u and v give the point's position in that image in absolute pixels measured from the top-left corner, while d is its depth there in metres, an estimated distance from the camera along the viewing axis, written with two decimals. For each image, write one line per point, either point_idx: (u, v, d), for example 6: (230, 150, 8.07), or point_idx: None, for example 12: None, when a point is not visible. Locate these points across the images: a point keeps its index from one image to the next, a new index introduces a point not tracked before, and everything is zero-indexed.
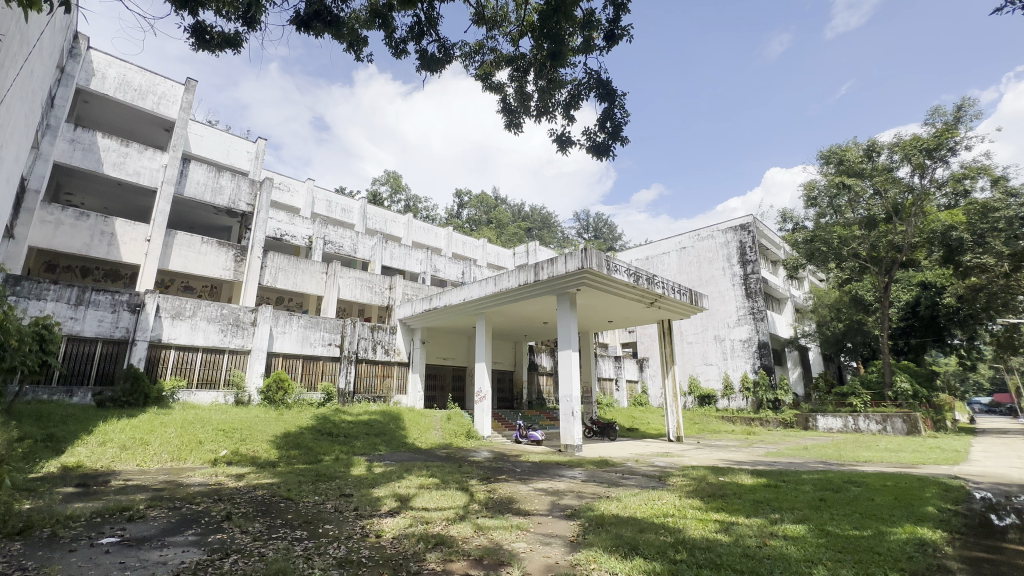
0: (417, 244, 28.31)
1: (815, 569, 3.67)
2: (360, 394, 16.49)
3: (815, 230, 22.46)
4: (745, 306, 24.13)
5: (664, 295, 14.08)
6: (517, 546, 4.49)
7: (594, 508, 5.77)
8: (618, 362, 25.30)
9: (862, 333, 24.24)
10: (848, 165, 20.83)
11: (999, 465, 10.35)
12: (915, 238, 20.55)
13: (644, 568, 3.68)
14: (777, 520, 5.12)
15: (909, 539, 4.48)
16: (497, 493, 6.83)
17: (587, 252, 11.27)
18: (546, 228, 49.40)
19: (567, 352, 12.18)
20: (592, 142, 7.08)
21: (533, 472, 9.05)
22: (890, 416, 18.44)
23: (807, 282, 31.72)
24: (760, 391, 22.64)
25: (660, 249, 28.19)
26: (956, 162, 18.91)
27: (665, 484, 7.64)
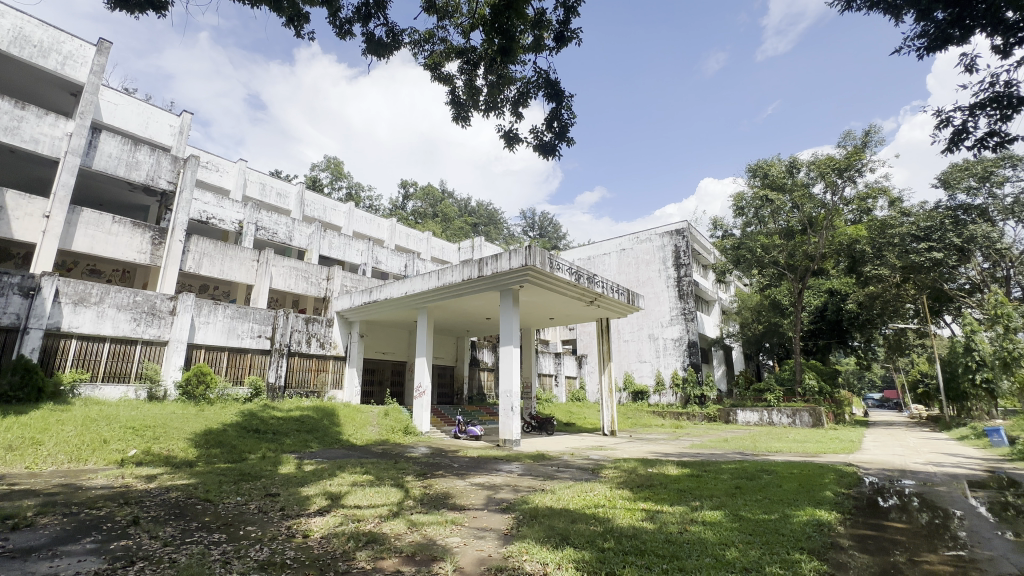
0: (358, 235, 27.33)
1: (728, 550, 3.96)
2: (291, 390, 15.69)
3: (742, 238, 24.14)
4: (677, 307, 25.47)
5: (603, 294, 14.55)
6: (451, 541, 4.48)
7: (529, 501, 5.88)
8: (558, 358, 25.93)
9: (778, 335, 26.44)
10: (772, 179, 22.51)
11: (884, 453, 11.71)
12: (825, 249, 22.62)
13: (573, 558, 3.80)
14: (698, 507, 5.47)
15: (809, 520, 4.96)
16: (433, 489, 6.77)
17: (530, 249, 11.41)
18: (493, 224, 49.49)
19: (508, 348, 12.27)
20: (538, 141, 7.17)
21: (471, 467, 9.06)
22: (798, 410, 20.24)
23: (733, 286, 34.03)
24: (688, 387, 24.05)
25: (601, 249, 29.09)
26: (861, 182, 21.00)
27: (597, 476, 7.92)
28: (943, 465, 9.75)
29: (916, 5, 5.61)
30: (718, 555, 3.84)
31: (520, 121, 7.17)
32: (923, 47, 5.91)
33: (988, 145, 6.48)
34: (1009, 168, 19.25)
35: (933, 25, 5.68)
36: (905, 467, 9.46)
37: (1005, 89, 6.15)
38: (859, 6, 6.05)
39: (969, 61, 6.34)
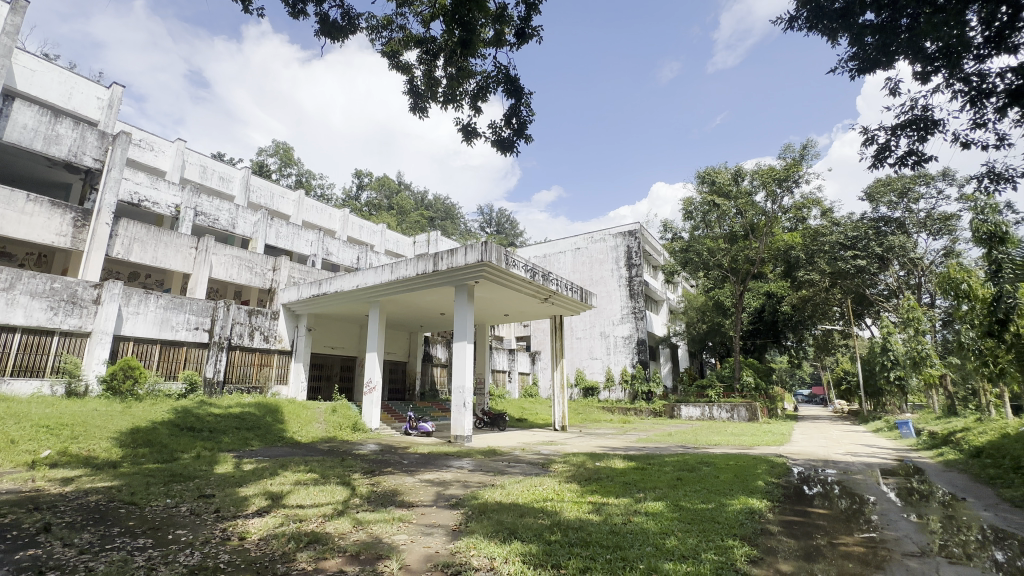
0: (308, 225, 26.24)
1: (668, 539, 4.14)
2: (231, 385, 14.88)
3: (690, 241, 25.19)
4: (628, 306, 26.27)
5: (558, 292, 14.74)
6: (398, 538, 4.41)
7: (478, 497, 5.88)
8: (512, 355, 26.08)
9: (720, 334, 27.86)
10: (719, 186, 23.66)
11: (809, 445, 12.64)
12: (765, 254, 24.06)
13: (520, 551, 3.84)
14: (641, 499, 5.67)
15: (742, 509, 5.26)
16: (381, 487, 6.63)
17: (487, 245, 11.37)
18: (450, 219, 49.01)
19: (462, 344, 12.19)
20: (497, 136, 7.15)
21: (421, 464, 8.94)
22: (737, 406, 21.43)
23: (680, 287, 35.47)
24: (636, 383, 24.87)
25: (556, 248, 29.46)
26: (798, 192, 22.45)
27: (547, 471, 8.04)
28: (860, 455, 10.65)
29: (848, 29, 6.07)
30: (659, 544, 4.00)
31: (479, 116, 7.12)
32: (854, 68, 6.37)
33: (907, 164, 7.10)
34: (924, 185, 21.17)
35: (863, 49, 6.13)
36: (828, 457, 10.23)
37: (922, 113, 6.74)
38: (799, 27, 6.48)
39: (893, 85, 6.90)
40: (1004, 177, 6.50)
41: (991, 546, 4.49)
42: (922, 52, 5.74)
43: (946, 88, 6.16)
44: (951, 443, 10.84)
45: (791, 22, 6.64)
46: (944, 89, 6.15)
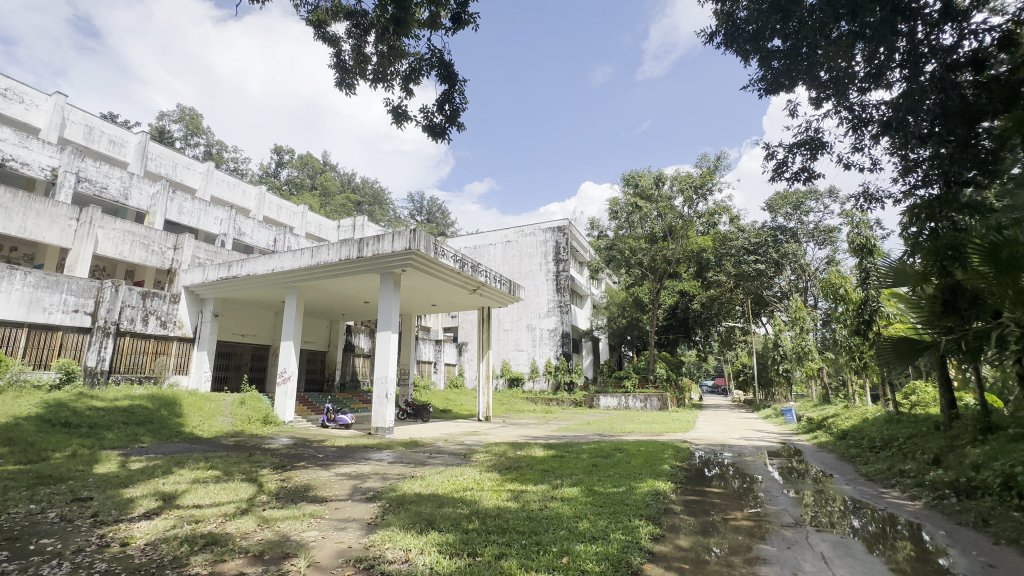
0: (217, 201, 23.99)
1: (580, 522, 4.33)
2: (118, 375, 13.26)
3: (614, 239, 26.39)
4: (554, 299, 26.99)
5: (486, 284, 14.76)
6: (308, 534, 4.21)
7: (397, 489, 5.77)
8: (438, 346, 25.81)
9: (637, 329, 29.62)
10: (642, 189, 24.97)
11: (710, 431, 13.85)
12: (680, 255, 25.83)
13: (436, 541, 3.83)
14: (558, 485, 5.88)
15: (650, 491, 5.65)
16: (293, 482, 6.29)
17: (415, 233, 11.10)
18: (378, 203, 47.29)
19: (385, 333, 11.84)
20: (428, 122, 6.97)
21: (338, 457, 8.61)
22: (650, 396, 22.93)
23: (603, 283, 37.07)
24: (559, 374, 25.73)
25: (487, 240, 29.47)
26: (710, 199, 24.27)
27: (469, 461, 8.07)
28: (752, 439, 11.83)
29: (757, 51, 6.61)
30: (572, 527, 4.18)
31: (410, 99, 6.89)
32: (762, 89, 6.96)
33: (800, 179, 7.92)
34: (814, 200, 23.83)
35: (770, 73, 6.72)
36: (725, 442, 11.27)
37: (814, 134, 7.53)
38: (718, 45, 6.98)
39: (792, 106, 7.62)
40: (874, 197, 7.46)
41: (850, 515, 5.20)
42: (816, 79, 6.39)
43: (834, 113, 6.92)
44: (824, 427, 12.39)
45: (710, 37, 7.13)
46: (833, 115, 6.89)
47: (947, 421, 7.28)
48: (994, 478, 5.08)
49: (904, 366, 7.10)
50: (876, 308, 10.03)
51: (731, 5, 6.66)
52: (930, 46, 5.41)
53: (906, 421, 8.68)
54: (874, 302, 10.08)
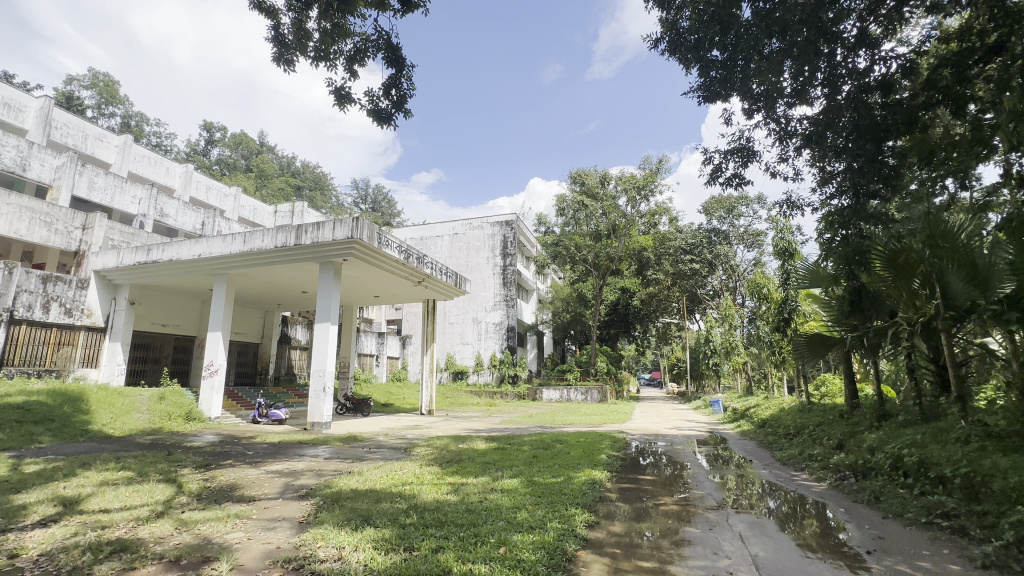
0: (135, 178, 21.92)
1: (518, 512, 4.40)
2: (13, 368, 11.74)
3: (560, 236, 26.87)
4: (501, 293, 27.08)
5: (432, 276, 14.54)
6: (232, 537, 3.96)
7: (332, 485, 5.57)
8: (381, 338, 25.15)
9: (581, 324, 30.41)
10: (588, 187, 25.62)
11: (645, 422, 14.52)
12: (623, 253, 26.74)
13: (372, 538, 3.73)
14: (499, 477, 5.92)
15: (587, 480, 5.82)
16: (217, 481, 5.90)
17: (358, 221, 10.71)
18: (319, 189, 45.22)
19: (324, 325, 11.36)
20: (373, 106, 6.72)
21: (269, 454, 8.19)
22: (590, 388, 23.66)
23: (549, 278, 37.69)
24: (503, 367, 25.93)
25: (434, 231, 29.02)
26: (652, 201, 25.27)
27: (409, 455, 7.94)
28: (683, 429, 12.52)
29: (698, 60, 6.90)
30: (511, 518, 4.23)
31: (354, 80, 6.60)
32: (701, 97, 7.29)
33: (732, 184, 8.41)
34: (745, 206, 25.45)
35: (708, 82, 7.03)
36: (658, 432, 11.84)
37: (746, 143, 8.01)
38: (662, 51, 7.24)
39: (727, 115, 8.05)
40: (795, 205, 8.06)
41: (767, 497, 5.63)
42: (749, 91, 6.79)
43: (763, 125, 7.39)
44: (746, 416, 13.39)
45: (655, 43, 7.37)
46: (763, 126, 7.35)
47: (850, 409, 8.05)
48: (886, 460, 5.65)
49: (816, 359, 7.74)
50: (794, 306, 10.90)
51: (675, 14, 6.92)
52: (847, 68, 5.89)
53: (816, 410, 9.54)
54: (793, 302, 10.94)
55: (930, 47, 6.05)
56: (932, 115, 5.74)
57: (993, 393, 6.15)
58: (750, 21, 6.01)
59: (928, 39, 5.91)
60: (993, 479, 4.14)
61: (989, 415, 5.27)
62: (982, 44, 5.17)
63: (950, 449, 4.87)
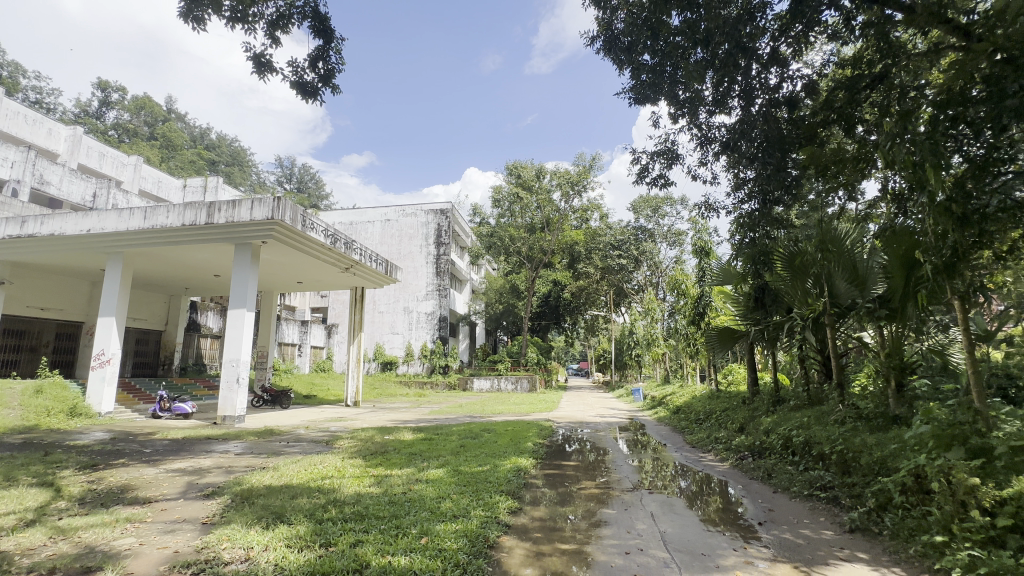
0: (5, 138, 18.87)
1: (443, 502, 4.37)
2: None
3: (495, 227, 27.00)
4: (433, 283, 26.68)
5: (360, 262, 13.97)
6: (122, 543, 3.58)
7: (243, 483, 5.20)
8: (304, 327, 23.84)
9: (513, 315, 30.79)
10: (524, 180, 25.88)
11: (571, 410, 15.03)
12: (556, 246, 27.33)
13: (286, 535, 3.55)
14: (425, 467, 5.86)
15: (512, 468, 5.91)
16: (106, 483, 5.31)
17: (280, 201, 10.03)
18: (238, 164, 41.75)
19: (238, 311, 10.54)
20: (297, 78, 6.27)
21: (171, 451, 7.48)
22: (520, 378, 24.10)
23: (483, 269, 37.73)
24: (434, 358, 25.63)
25: (364, 217, 27.88)
26: (584, 197, 26.01)
27: (331, 448, 7.64)
28: (606, 416, 13.13)
29: (630, 62, 7.14)
30: (434, 508, 4.19)
31: (276, 47, 6.12)
32: (632, 98, 7.57)
33: (658, 185, 8.85)
34: (669, 206, 26.93)
35: (639, 84, 7.31)
36: (583, 420, 12.29)
37: (671, 146, 8.45)
38: (598, 50, 7.45)
39: (655, 118, 8.44)
40: (713, 207, 8.64)
41: (678, 478, 6.08)
42: (675, 97, 7.10)
43: (687, 129, 7.80)
44: (663, 403, 14.29)
45: (591, 41, 7.56)
46: (686, 131, 7.79)
47: (751, 396, 8.86)
48: (777, 440, 6.29)
49: (724, 350, 8.46)
50: (708, 302, 11.74)
51: (610, 15, 7.14)
52: (760, 84, 6.38)
53: (723, 397, 10.40)
54: (707, 297, 11.76)
55: (829, 70, 6.69)
56: (828, 133, 6.35)
57: (864, 380, 7.06)
58: (678, 28, 6.31)
59: (829, 62, 6.53)
60: (860, 455, 4.66)
61: (861, 400, 6.03)
62: (870, 71, 5.78)
63: (829, 428, 5.51)
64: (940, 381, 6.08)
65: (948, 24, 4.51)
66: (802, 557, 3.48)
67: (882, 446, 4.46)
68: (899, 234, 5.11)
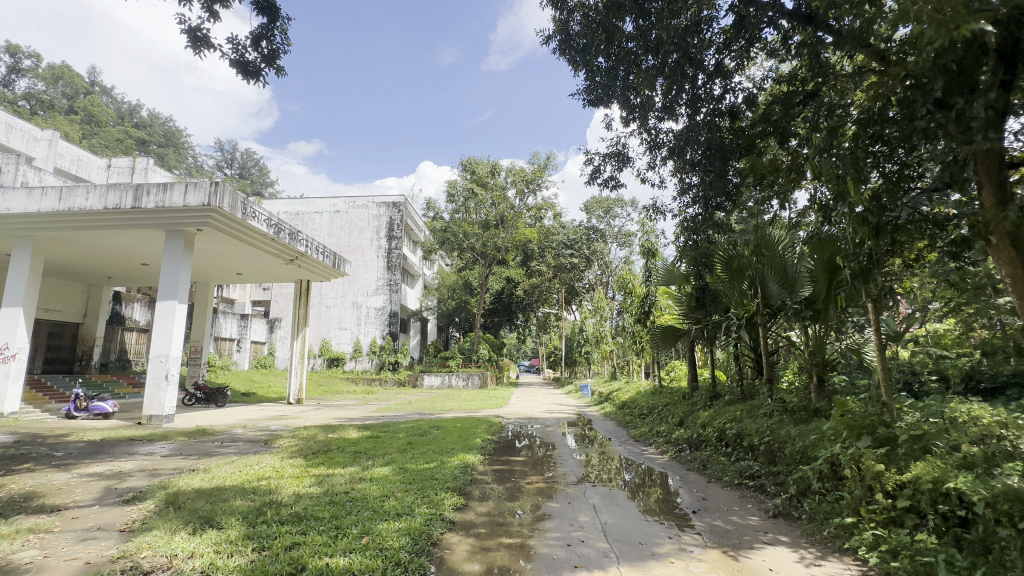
0: None
1: (387, 501, 4.28)
2: None
3: (449, 222, 26.72)
4: (384, 277, 26.03)
5: (306, 254, 13.39)
6: (22, 556, 3.25)
7: (169, 486, 4.86)
8: (243, 321, 22.58)
9: (465, 311, 30.67)
10: (478, 176, 25.78)
11: (520, 406, 15.19)
12: (510, 244, 27.41)
13: (215, 541, 3.34)
14: (369, 466, 5.70)
15: (459, 464, 5.87)
16: (6, 491, 4.78)
17: (219, 186, 9.41)
18: (172, 146, 38.92)
19: (168, 303, 9.82)
20: (238, 57, 5.90)
21: (86, 454, 6.86)
22: (472, 375, 24.07)
23: (436, 265, 37.30)
24: (384, 354, 25.05)
25: (312, 207, 26.74)
26: (538, 195, 26.25)
27: (270, 448, 7.29)
28: (554, 412, 13.39)
29: (585, 64, 7.25)
30: (378, 507, 4.08)
31: (214, 21, 5.72)
32: (586, 99, 7.68)
33: (608, 186, 9.07)
34: (620, 208, 27.67)
35: (593, 86, 7.42)
36: (532, 415, 12.45)
37: (622, 148, 8.68)
38: (554, 49, 7.52)
39: (608, 120, 8.61)
40: (660, 210, 8.98)
41: (622, 470, 6.29)
42: (627, 101, 7.26)
43: (637, 133, 8.04)
44: (610, 399, 14.73)
45: (547, 40, 7.61)
46: (637, 134, 8.01)
47: (691, 391, 9.29)
48: (712, 433, 6.63)
49: (667, 347, 8.82)
50: (654, 301, 12.18)
51: (566, 16, 7.23)
52: (705, 93, 6.67)
53: (665, 392, 10.84)
54: (653, 297, 12.22)
55: (767, 86, 7.09)
56: (764, 144, 6.74)
57: (791, 376, 7.60)
58: (631, 34, 6.48)
59: (767, 78, 6.93)
60: (785, 445, 5.00)
61: (787, 394, 6.47)
62: (802, 88, 6.17)
63: (758, 421, 5.88)
64: (857, 377, 6.63)
65: (869, 49, 4.89)
66: (731, 542, 3.70)
67: (804, 436, 4.82)
68: (823, 242, 5.53)
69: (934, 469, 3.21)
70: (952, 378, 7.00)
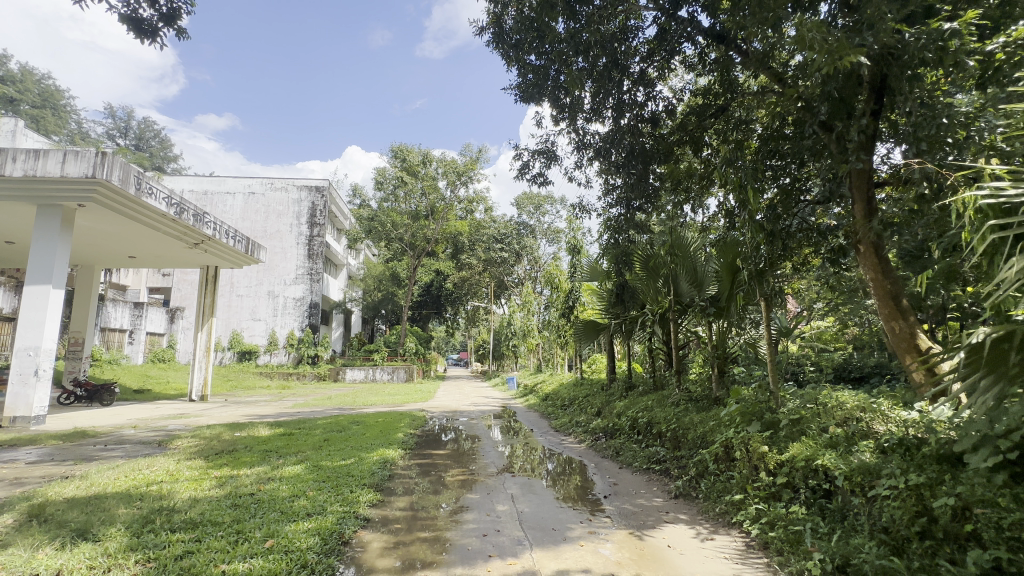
0: None
1: (296, 501, 4.06)
2: None
3: (377, 211, 25.75)
4: (304, 266, 24.54)
5: (213, 238, 12.25)
6: None
7: (34, 496, 4.26)
8: (137, 311, 20.27)
9: (392, 303, 29.82)
10: (409, 164, 25.05)
11: (446, 400, 15.06)
12: (440, 236, 26.89)
13: (91, 555, 2.98)
14: (280, 465, 5.36)
15: (378, 460, 5.69)
16: None
17: (107, 156, 8.30)
18: (50, 107, 33.80)
19: (38, 288, 8.51)
20: (129, 13, 5.25)
21: None
22: (397, 368, 23.40)
23: (362, 254, 35.85)
24: (302, 347, 23.66)
25: (223, 186, 24.55)
26: (470, 188, 26.09)
27: (164, 449, 6.63)
28: (479, 405, 13.46)
29: (517, 60, 7.29)
30: (285, 508, 3.86)
31: None
32: (518, 95, 7.70)
33: (537, 182, 9.21)
34: (550, 205, 28.29)
35: (525, 81, 7.45)
36: (457, 409, 12.42)
37: (550, 146, 8.85)
38: (487, 40, 7.44)
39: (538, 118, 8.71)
40: (585, 209, 9.27)
41: (544, 460, 6.49)
42: (557, 100, 7.39)
43: (566, 133, 8.22)
44: (535, 391, 15.09)
45: (480, 31, 7.54)
46: (565, 134, 8.19)
47: (609, 383, 9.75)
48: (626, 422, 7.03)
49: (588, 341, 9.19)
50: (578, 296, 12.59)
51: (500, 9, 7.19)
52: (629, 99, 6.96)
53: (587, 383, 11.29)
54: (577, 292, 12.65)
55: (686, 97, 7.54)
56: (681, 152, 7.16)
57: (697, 368, 8.23)
58: (562, 36, 6.55)
59: (685, 89, 7.36)
60: (688, 431, 5.41)
61: (694, 385, 7.00)
62: (715, 102, 6.63)
63: (667, 410, 6.32)
64: (753, 368, 7.32)
65: (770, 71, 5.37)
66: (637, 522, 3.95)
67: (704, 422, 5.25)
68: (726, 246, 6.05)
69: (807, 448, 3.64)
70: (827, 369, 7.96)
